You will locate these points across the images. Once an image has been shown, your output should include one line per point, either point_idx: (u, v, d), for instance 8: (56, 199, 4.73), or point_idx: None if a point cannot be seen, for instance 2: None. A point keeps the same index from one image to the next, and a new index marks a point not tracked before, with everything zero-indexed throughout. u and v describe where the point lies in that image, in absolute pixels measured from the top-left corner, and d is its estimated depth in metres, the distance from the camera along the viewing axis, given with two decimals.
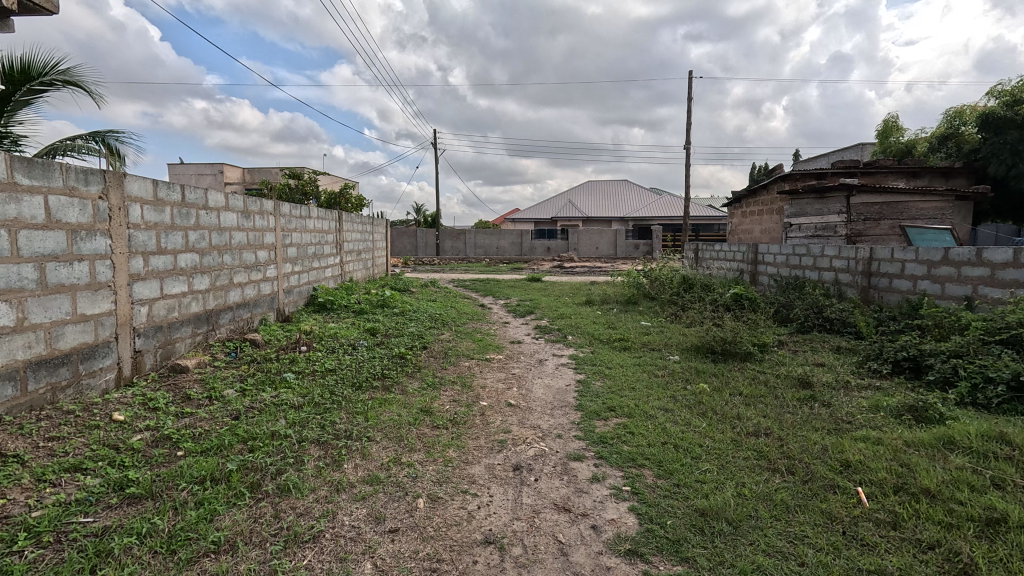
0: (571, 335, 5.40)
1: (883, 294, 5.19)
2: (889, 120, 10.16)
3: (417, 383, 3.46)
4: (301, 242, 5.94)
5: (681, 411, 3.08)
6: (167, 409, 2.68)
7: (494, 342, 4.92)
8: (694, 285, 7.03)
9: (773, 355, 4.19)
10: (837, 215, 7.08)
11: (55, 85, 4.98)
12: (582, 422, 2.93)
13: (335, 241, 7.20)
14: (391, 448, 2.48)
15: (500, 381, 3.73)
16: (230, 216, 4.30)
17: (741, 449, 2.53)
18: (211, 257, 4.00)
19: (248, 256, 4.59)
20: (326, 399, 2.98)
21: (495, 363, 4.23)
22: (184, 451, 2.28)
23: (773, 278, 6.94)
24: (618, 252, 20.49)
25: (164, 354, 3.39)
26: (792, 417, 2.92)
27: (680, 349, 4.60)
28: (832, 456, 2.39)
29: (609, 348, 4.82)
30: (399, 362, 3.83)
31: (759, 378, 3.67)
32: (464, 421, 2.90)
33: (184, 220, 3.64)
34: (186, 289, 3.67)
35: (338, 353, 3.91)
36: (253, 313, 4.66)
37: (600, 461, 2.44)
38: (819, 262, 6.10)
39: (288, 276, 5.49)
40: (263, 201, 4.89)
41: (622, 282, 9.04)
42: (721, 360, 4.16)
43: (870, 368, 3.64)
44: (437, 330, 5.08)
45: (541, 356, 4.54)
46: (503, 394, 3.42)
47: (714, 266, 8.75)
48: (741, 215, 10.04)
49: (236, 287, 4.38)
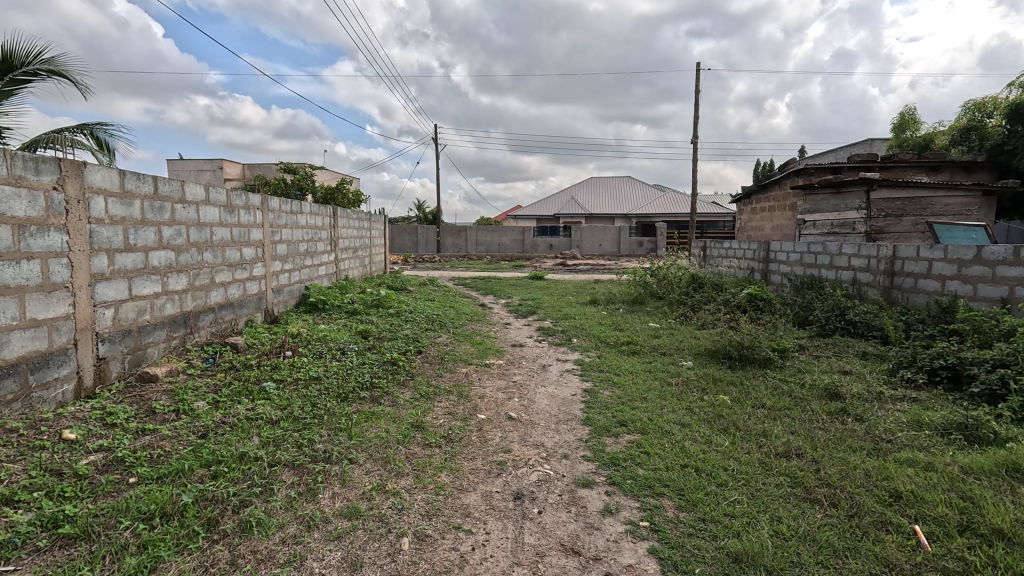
0: (577, 338, 5.11)
1: (909, 295, 4.87)
2: (907, 113, 9.81)
3: (409, 393, 3.17)
4: (293, 238, 5.65)
5: (700, 427, 2.79)
6: (126, 426, 2.40)
7: (495, 346, 4.62)
8: (704, 284, 6.73)
9: (794, 363, 3.89)
10: (856, 211, 6.74)
11: (39, 74, 4.73)
12: (591, 440, 2.64)
13: (330, 238, 6.91)
14: (375, 472, 2.18)
15: (500, 390, 3.44)
16: (212, 210, 4.01)
17: (772, 474, 2.23)
18: (189, 255, 3.71)
19: (232, 254, 4.30)
20: (307, 412, 2.70)
21: (494, 369, 3.93)
22: (137, 478, 1.99)
23: (786, 277, 6.63)
24: (621, 249, 20.18)
25: (134, 361, 3.11)
26: (824, 434, 2.62)
27: (693, 354, 4.30)
28: (878, 484, 2.09)
29: (616, 352, 4.53)
30: (391, 369, 3.54)
31: (781, 389, 3.37)
32: (459, 438, 2.60)
33: (157, 215, 3.35)
34: (160, 290, 3.38)
35: (325, 359, 3.62)
36: (237, 314, 4.37)
37: (612, 489, 2.16)
38: (836, 261, 5.79)
39: (277, 274, 5.20)
40: (249, 195, 4.59)
41: (627, 282, 8.74)
42: (738, 367, 3.87)
43: (903, 377, 3.35)
44: (433, 333, 4.79)
45: (544, 361, 4.25)
46: (503, 405, 3.14)
47: (723, 264, 8.44)
48: (751, 212, 9.71)
49: (219, 286, 4.10)
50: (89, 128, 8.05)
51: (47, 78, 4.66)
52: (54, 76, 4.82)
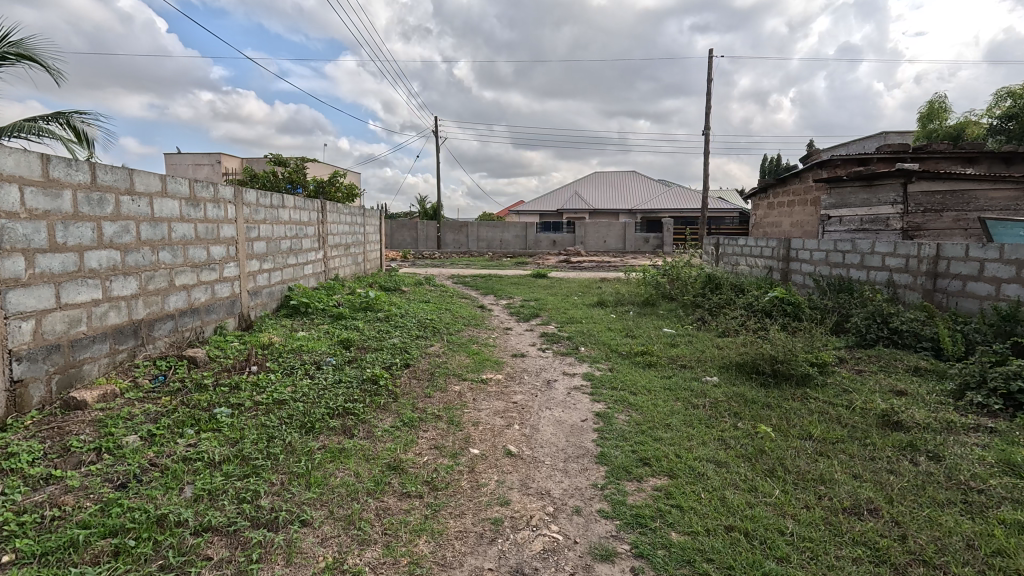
0: (585, 346, 4.59)
1: (957, 300, 4.37)
2: (936, 102, 9.26)
3: (390, 421, 2.67)
4: (273, 234, 5.15)
5: (740, 467, 2.29)
6: (26, 472, 1.90)
7: (493, 356, 4.11)
8: (721, 284, 6.21)
9: (837, 381, 3.39)
10: (890, 206, 6.24)
11: (6, 57, 4.26)
12: (609, 486, 2.15)
13: (317, 234, 6.41)
14: (332, 542, 1.69)
15: (498, 414, 2.94)
16: (169, 203, 3.51)
17: (845, 544, 1.74)
18: (140, 255, 3.21)
19: (196, 253, 3.80)
20: (262, 450, 2.20)
21: (492, 387, 3.42)
22: (12, 556, 1.49)
23: (809, 277, 6.11)
24: (627, 246, 19.62)
25: (63, 381, 2.62)
26: (897, 481, 2.12)
27: (718, 368, 3.79)
28: (992, 565, 1.59)
29: (629, 363, 4.03)
30: (371, 390, 3.00)
31: (829, 416, 2.87)
32: (445, 485, 2.11)
33: (96, 209, 2.86)
34: (101, 296, 2.89)
35: (296, 375, 3.13)
36: (204, 322, 3.89)
37: (640, 564, 1.66)
38: (869, 260, 5.27)
39: (253, 275, 4.70)
40: (218, 187, 4.09)
41: (636, 281, 8.21)
42: (772, 386, 3.35)
43: (975, 401, 2.84)
44: (425, 341, 4.29)
45: (549, 376, 3.74)
46: (501, 436, 2.63)
47: (740, 263, 7.88)
48: (768, 207, 9.15)
49: (179, 290, 3.61)
50: (64, 117, 7.56)
51: (12, 60, 4.18)
52: (21, 59, 4.34)
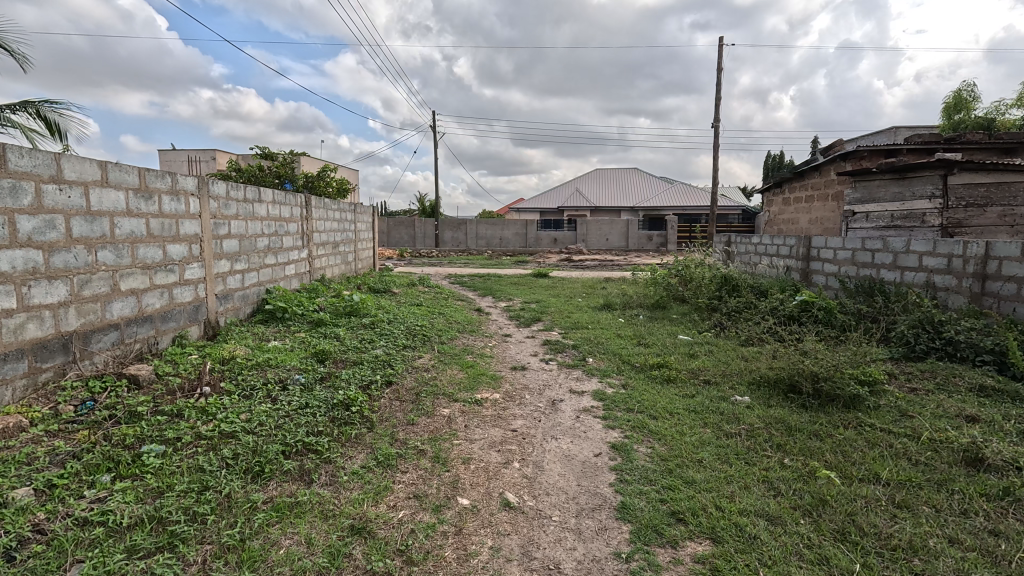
0: (594, 357, 4.09)
1: (1012, 306, 3.87)
2: (963, 90, 8.87)
3: (361, 461, 2.18)
4: (247, 231, 4.65)
5: (801, 529, 1.79)
6: None
7: (490, 370, 3.61)
8: (740, 286, 5.71)
9: (891, 402, 2.89)
10: (927, 200, 5.75)
11: None
12: (636, 558, 1.65)
13: (300, 232, 5.91)
14: None
15: (493, 446, 2.44)
16: (112, 195, 3.02)
17: None
18: (71, 255, 2.72)
19: (148, 253, 3.30)
20: (188, 510, 1.71)
21: (487, 409, 2.93)
22: None
23: (834, 278, 5.62)
24: (630, 244, 19.11)
25: None
26: (1011, 552, 1.62)
27: (748, 386, 3.30)
28: None
29: (644, 378, 3.53)
30: (342, 418, 2.50)
31: (893, 449, 2.37)
32: (423, 557, 1.61)
33: (7, 199, 2.37)
34: (15, 306, 2.41)
35: (255, 399, 2.63)
36: (159, 331, 3.40)
37: None
38: (904, 260, 4.76)
39: (222, 277, 4.20)
40: (177, 176, 3.60)
41: (643, 282, 7.70)
42: (815, 409, 2.85)
43: None
44: (413, 353, 3.79)
45: (554, 395, 3.24)
46: (496, 480, 2.13)
47: (755, 262, 7.37)
48: (783, 203, 8.65)
49: (126, 295, 3.11)
50: (34, 106, 7.07)
51: None
52: None
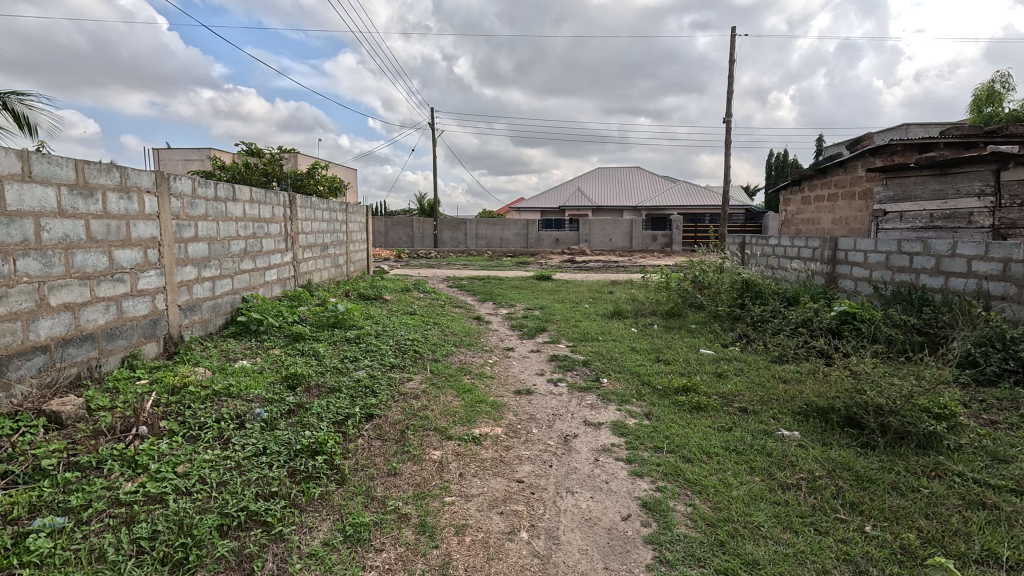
0: (608, 377, 3.58)
1: None
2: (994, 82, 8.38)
3: (323, 536, 1.67)
4: (218, 232, 4.15)
5: None
6: None
7: (490, 397, 3.10)
8: (764, 292, 5.20)
9: (976, 441, 2.39)
10: (975, 198, 5.27)
11: None
12: None
13: (283, 233, 5.41)
14: None
15: (494, 508, 1.93)
16: (38, 191, 2.52)
17: None
18: None
19: (89, 260, 2.81)
20: None
21: (487, 449, 2.43)
22: None
23: (867, 283, 5.12)
24: (633, 244, 18.60)
25: None
26: None
27: (794, 416, 2.80)
28: None
29: (670, 405, 3.03)
30: (305, 471, 2.00)
31: (1001, 512, 1.87)
32: None
33: None
34: None
35: (200, 443, 2.13)
36: (102, 352, 2.89)
37: None
38: (951, 264, 4.25)
39: (186, 285, 3.69)
40: (124, 170, 3.09)
41: (654, 286, 7.20)
42: (885, 451, 2.35)
43: None
44: (401, 374, 3.29)
45: (565, 429, 2.73)
46: (498, 562, 1.63)
47: (774, 265, 6.88)
48: (802, 203, 8.17)
49: (58, 311, 2.62)
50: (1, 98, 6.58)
51: None
52: None
